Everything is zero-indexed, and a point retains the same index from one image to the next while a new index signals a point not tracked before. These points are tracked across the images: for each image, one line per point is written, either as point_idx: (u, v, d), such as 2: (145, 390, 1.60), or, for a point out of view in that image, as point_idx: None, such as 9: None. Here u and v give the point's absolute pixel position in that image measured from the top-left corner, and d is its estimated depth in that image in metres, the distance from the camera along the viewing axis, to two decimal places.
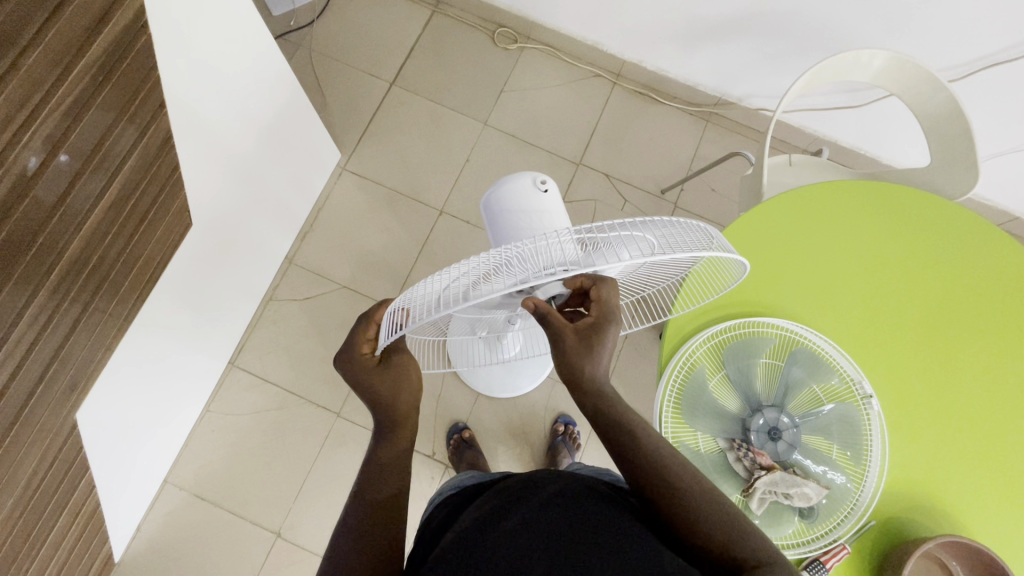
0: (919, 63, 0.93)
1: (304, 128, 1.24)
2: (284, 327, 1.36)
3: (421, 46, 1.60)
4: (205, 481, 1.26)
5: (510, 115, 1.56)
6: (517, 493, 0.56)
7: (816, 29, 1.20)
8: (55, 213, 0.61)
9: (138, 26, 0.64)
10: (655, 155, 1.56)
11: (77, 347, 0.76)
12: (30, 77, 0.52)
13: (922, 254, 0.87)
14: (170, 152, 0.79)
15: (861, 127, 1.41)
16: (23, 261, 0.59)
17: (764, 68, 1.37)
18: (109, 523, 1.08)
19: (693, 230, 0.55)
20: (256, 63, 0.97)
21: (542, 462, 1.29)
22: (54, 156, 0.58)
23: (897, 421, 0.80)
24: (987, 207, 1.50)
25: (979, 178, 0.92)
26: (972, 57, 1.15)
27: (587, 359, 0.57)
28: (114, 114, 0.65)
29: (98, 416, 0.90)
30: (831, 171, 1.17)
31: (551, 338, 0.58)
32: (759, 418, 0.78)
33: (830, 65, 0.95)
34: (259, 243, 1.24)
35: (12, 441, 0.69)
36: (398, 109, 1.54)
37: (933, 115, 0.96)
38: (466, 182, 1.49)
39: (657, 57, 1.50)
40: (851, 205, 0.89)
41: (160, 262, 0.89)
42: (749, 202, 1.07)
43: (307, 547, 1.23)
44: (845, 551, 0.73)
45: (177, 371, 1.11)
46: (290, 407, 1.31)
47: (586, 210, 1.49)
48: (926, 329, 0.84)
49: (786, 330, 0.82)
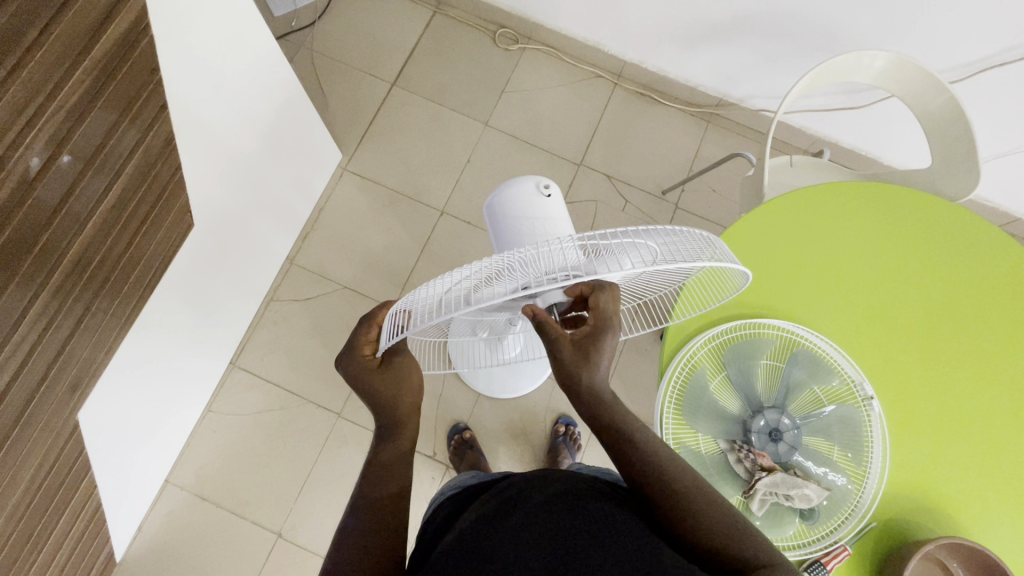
0: (919, 64, 0.93)
1: (305, 129, 1.24)
2: (286, 327, 1.37)
3: (422, 46, 1.60)
4: (206, 481, 1.26)
5: (512, 115, 1.56)
6: (516, 493, 0.57)
7: (817, 30, 1.20)
8: (57, 215, 0.61)
9: (140, 28, 0.64)
10: (656, 156, 1.56)
11: (80, 347, 0.76)
12: (32, 79, 0.52)
13: (923, 257, 0.87)
14: (172, 153, 0.79)
15: (862, 128, 1.41)
16: (26, 262, 0.59)
17: (765, 69, 1.37)
18: (110, 523, 1.09)
19: (696, 239, 0.55)
20: (258, 64, 0.97)
21: (543, 463, 1.29)
22: (56, 159, 0.58)
23: (897, 423, 0.80)
24: (988, 208, 1.50)
25: (980, 179, 0.92)
26: (974, 58, 1.15)
27: (582, 368, 0.57)
28: (116, 115, 0.65)
29: (100, 416, 0.91)
30: (832, 172, 1.16)
31: (548, 346, 0.59)
32: (760, 420, 0.78)
33: (831, 67, 0.95)
34: (260, 243, 1.24)
35: (14, 442, 0.69)
36: (399, 110, 1.54)
37: (934, 117, 0.96)
38: (467, 183, 1.49)
39: (658, 58, 1.50)
40: (853, 207, 0.89)
41: (162, 262, 0.90)
42: (749, 203, 1.07)
43: (308, 547, 1.23)
44: (845, 552, 0.73)
45: (178, 371, 1.11)
46: (291, 408, 1.32)
47: (587, 210, 1.49)
48: (927, 331, 0.84)
49: (787, 332, 0.82)
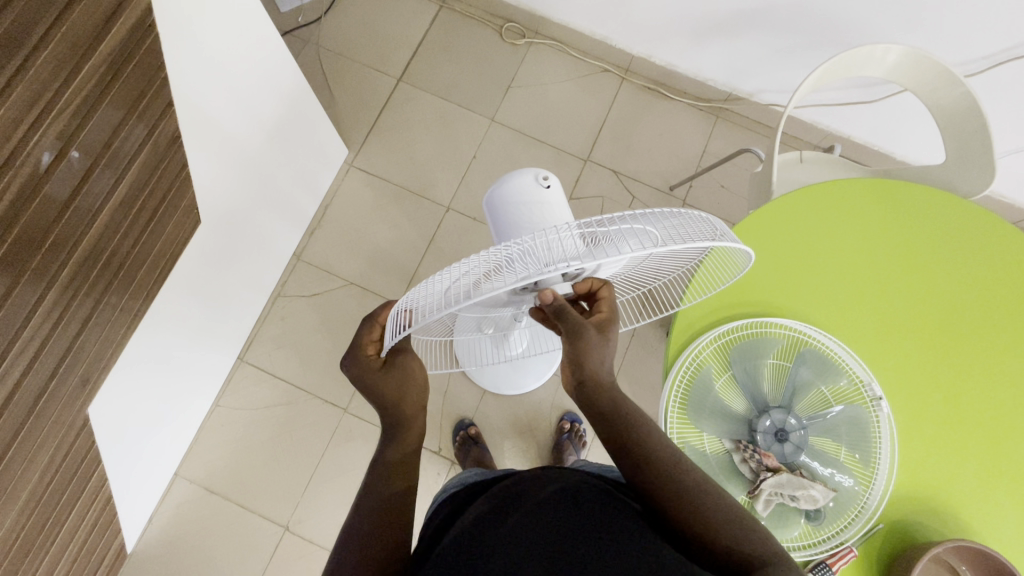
0: (935, 58, 0.91)
1: (311, 125, 1.24)
2: (293, 322, 1.37)
3: (428, 41, 1.59)
4: (215, 474, 1.28)
5: (518, 110, 1.55)
6: (518, 493, 0.56)
7: (829, 23, 1.18)
8: (63, 214, 0.62)
9: (144, 26, 0.64)
10: (664, 151, 1.54)
11: (90, 341, 0.76)
12: (38, 77, 0.52)
13: (935, 253, 0.86)
14: (178, 149, 0.79)
15: (874, 123, 1.38)
16: (36, 258, 0.60)
17: (775, 63, 1.35)
18: (121, 516, 1.10)
19: (698, 222, 0.54)
20: (263, 61, 0.97)
21: (548, 459, 1.29)
22: (66, 152, 0.58)
23: (907, 424, 0.79)
24: (1002, 204, 1.47)
25: (995, 176, 0.90)
26: (990, 51, 1.12)
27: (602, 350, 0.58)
28: (123, 112, 0.65)
29: (110, 410, 0.92)
30: (844, 168, 1.15)
31: (569, 329, 0.57)
32: (766, 419, 0.77)
33: (842, 61, 0.93)
34: (267, 238, 1.25)
35: (25, 436, 0.70)
36: (405, 105, 1.54)
37: (949, 112, 0.94)
38: (472, 178, 1.49)
39: (666, 52, 1.48)
40: (862, 204, 0.88)
41: (171, 256, 0.90)
42: (757, 199, 1.05)
43: (315, 541, 1.24)
44: (851, 554, 0.72)
45: (186, 366, 1.12)
46: (298, 402, 1.33)
47: (593, 206, 1.48)
48: (938, 330, 0.83)
49: (795, 331, 0.81)
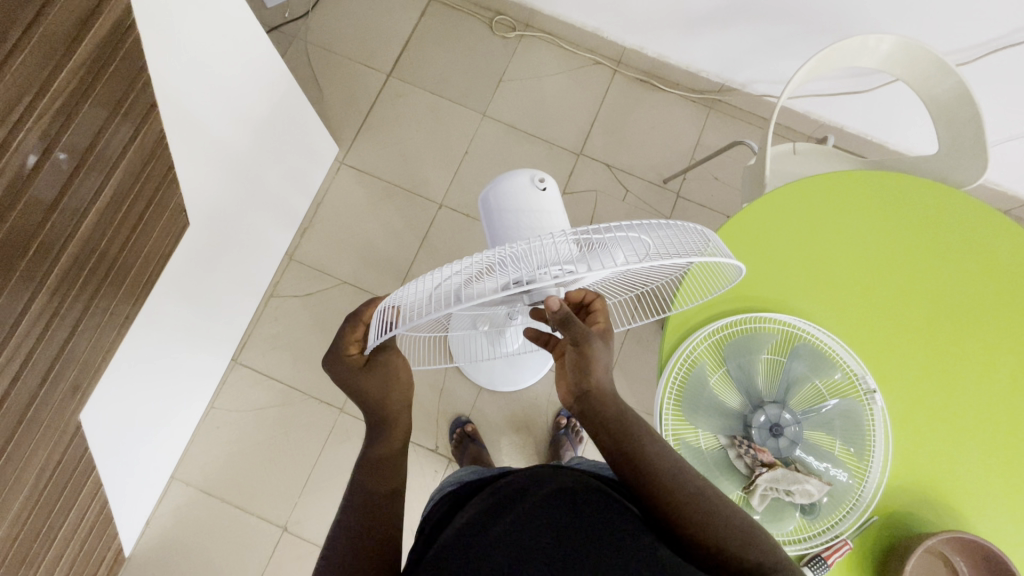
0: (927, 47, 0.90)
1: (300, 122, 1.22)
2: (287, 322, 1.37)
3: (417, 35, 1.57)
4: (212, 477, 1.27)
5: (510, 103, 1.54)
6: (514, 493, 0.55)
7: (820, 14, 1.17)
8: (48, 218, 0.61)
9: (126, 24, 0.62)
10: (657, 143, 1.54)
11: (80, 347, 0.75)
12: (19, 78, 0.51)
13: (929, 245, 0.86)
14: (164, 150, 0.78)
15: (867, 113, 1.38)
16: (22, 262, 0.59)
17: (767, 54, 1.34)
18: (118, 520, 1.10)
19: (690, 233, 0.54)
20: (250, 59, 0.95)
21: (544, 455, 1.30)
22: (50, 154, 0.57)
23: (900, 416, 0.79)
24: (994, 191, 1.47)
25: (989, 165, 0.90)
26: (982, 40, 1.12)
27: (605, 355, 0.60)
28: (107, 112, 0.64)
29: (105, 412, 0.91)
30: (837, 159, 1.14)
31: (575, 336, 0.58)
32: (760, 415, 0.77)
33: (834, 52, 0.92)
34: (257, 238, 1.23)
35: (19, 440, 0.70)
36: (395, 101, 1.52)
37: (941, 101, 0.94)
38: (465, 174, 1.48)
39: (658, 44, 1.47)
40: (856, 197, 0.87)
41: (158, 262, 0.89)
42: (749, 192, 1.05)
43: (313, 541, 1.24)
44: (846, 546, 0.73)
45: (179, 368, 1.11)
46: (294, 403, 1.32)
47: (587, 200, 1.48)
48: (931, 322, 0.83)
49: (790, 326, 0.81)
